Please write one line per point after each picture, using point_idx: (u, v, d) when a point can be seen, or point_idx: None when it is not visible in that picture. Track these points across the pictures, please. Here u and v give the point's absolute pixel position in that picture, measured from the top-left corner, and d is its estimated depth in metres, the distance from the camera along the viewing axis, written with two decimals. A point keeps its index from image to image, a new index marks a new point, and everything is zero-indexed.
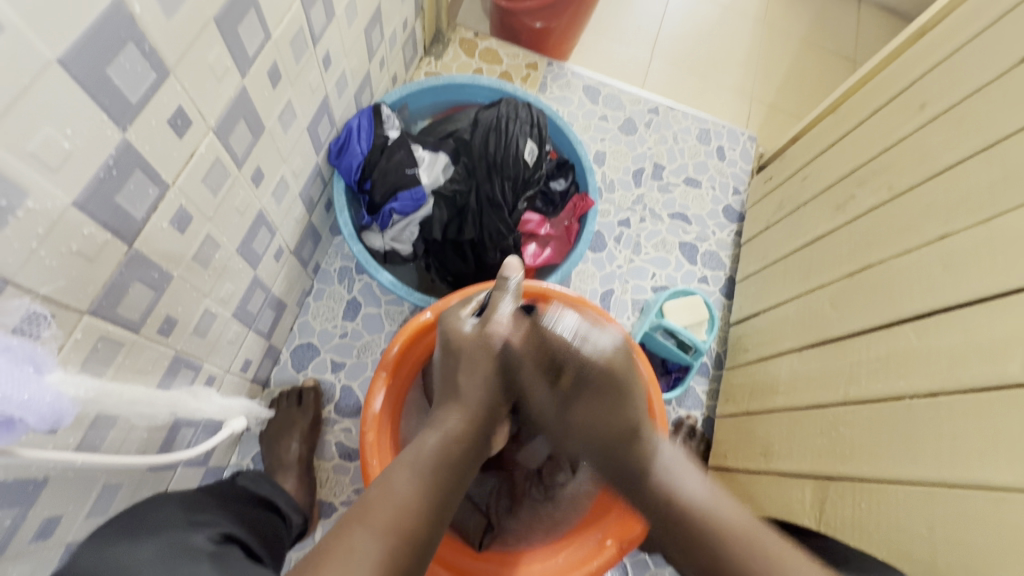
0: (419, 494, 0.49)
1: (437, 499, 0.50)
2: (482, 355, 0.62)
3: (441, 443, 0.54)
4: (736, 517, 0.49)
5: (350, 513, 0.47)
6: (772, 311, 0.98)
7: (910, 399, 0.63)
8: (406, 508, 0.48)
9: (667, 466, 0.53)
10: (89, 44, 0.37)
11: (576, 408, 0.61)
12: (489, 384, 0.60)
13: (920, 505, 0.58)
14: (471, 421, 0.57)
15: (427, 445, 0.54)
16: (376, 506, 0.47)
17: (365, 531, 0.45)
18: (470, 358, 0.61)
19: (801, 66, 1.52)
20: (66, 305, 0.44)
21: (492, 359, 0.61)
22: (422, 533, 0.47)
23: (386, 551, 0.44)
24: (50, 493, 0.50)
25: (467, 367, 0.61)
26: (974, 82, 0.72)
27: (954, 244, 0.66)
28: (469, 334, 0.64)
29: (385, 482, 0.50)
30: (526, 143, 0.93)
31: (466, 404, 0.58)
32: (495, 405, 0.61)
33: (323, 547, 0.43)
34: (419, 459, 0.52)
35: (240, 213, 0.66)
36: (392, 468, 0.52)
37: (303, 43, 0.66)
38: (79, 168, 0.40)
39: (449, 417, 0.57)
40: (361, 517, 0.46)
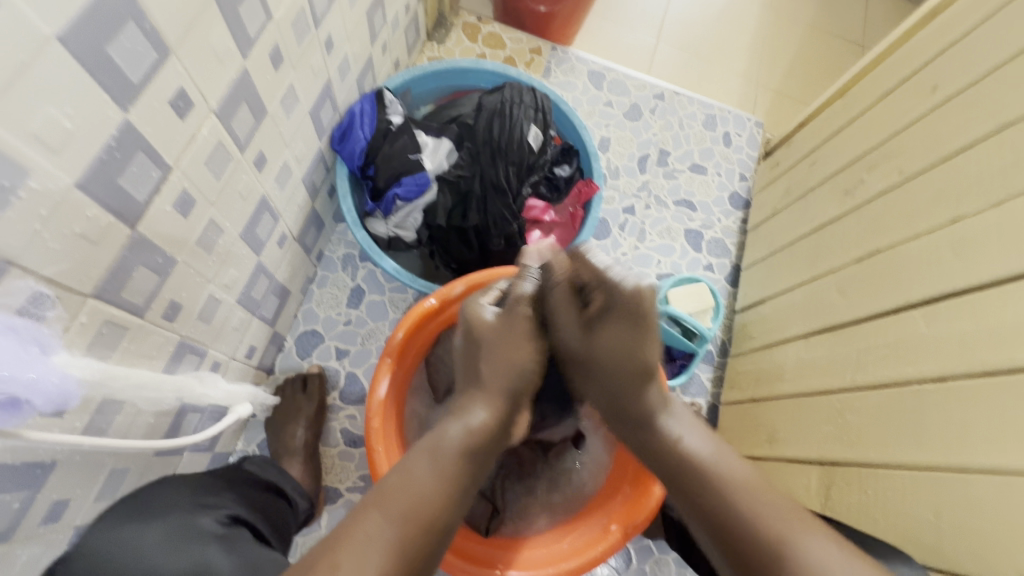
0: (439, 483, 0.50)
1: (457, 492, 0.51)
2: (512, 348, 0.62)
3: (463, 434, 0.54)
4: (737, 472, 0.54)
5: (370, 499, 0.48)
6: (779, 297, 0.97)
7: (918, 385, 0.63)
8: (425, 499, 0.49)
9: (674, 420, 0.60)
10: (88, 21, 0.37)
11: (598, 334, 0.64)
12: (509, 375, 0.60)
13: (927, 490, 0.58)
14: (496, 416, 0.58)
15: (448, 435, 0.54)
16: (394, 493, 0.49)
17: (383, 518, 0.46)
18: (494, 347, 0.62)
19: (809, 50, 1.50)
20: (71, 288, 0.44)
21: (514, 349, 0.62)
22: (440, 520, 0.48)
23: (401, 535, 0.46)
24: (59, 477, 0.50)
25: (490, 356, 0.62)
26: (988, 63, 0.71)
27: (964, 228, 0.65)
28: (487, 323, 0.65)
29: (404, 468, 0.51)
30: (530, 128, 0.92)
31: (490, 393, 0.59)
32: (517, 397, 0.61)
33: (343, 530, 0.45)
34: (439, 448, 0.53)
35: (243, 197, 0.66)
36: (412, 454, 0.53)
37: (305, 24, 0.65)
38: (79, 149, 0.40)
39: (473, 407, 0.58)
40: (382, 502, 0.48)
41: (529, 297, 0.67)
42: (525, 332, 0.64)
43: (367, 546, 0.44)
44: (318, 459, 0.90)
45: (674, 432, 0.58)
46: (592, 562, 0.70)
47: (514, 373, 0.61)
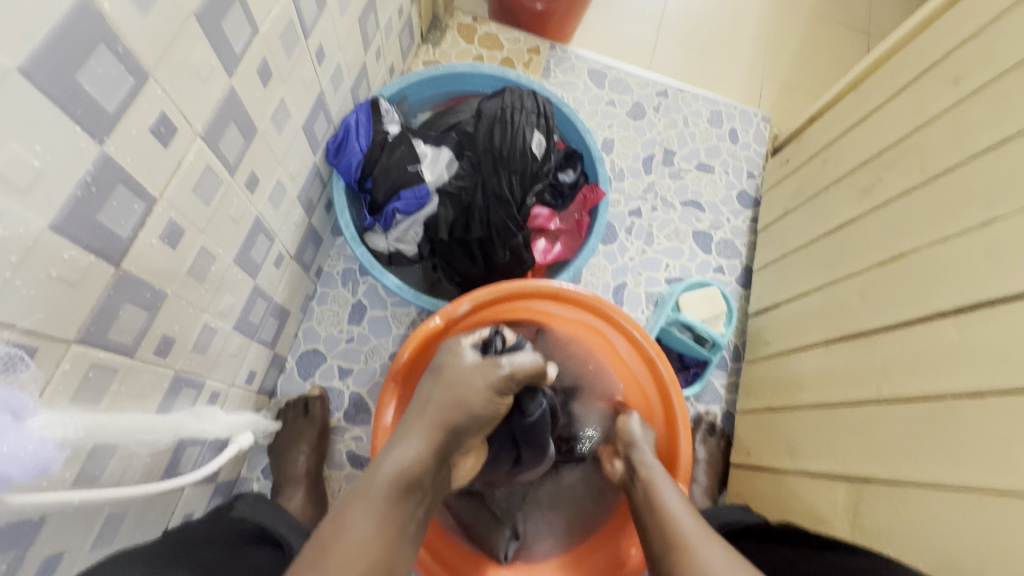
0: (380, 526, 0.47)
1: (397, 532, 0.48)
2: (466, 383, 0.60)
3: (397, 468, 0.52)
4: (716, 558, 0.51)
5: (310, 551, 0.45)
6: (795, 302, 0.94)
7: (952, 398, 0.60)
8: (367, 548, 0.45)
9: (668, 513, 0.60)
10: (53, 49, 0.33)
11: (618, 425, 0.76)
12: (457, 412, 0.58)
13: (967, 513, 0.55)
14: (433, 450, 0.55)
15: (381, 475, 0.51)
16: (333, 547, 0.45)
17: (326, 575, 0.42)
18: (451, 383, 0.60)
19: (813, 41, 1.46)
20: (50, 335, 0.40)
21: (473, 386, 0.60)
22: (385, 565, 0.46)
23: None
24: (50, 531, 0.47)
25: (442, 391, 0.60)
26: (1017, 53, 0.67)
27: (999, 229, 0.61)
28: (466, 364, 0.62)
29: (340, 518, 0.47)
30: (533, 134, 0.88)
31: (428, 430, 0.56)
32: (460, 434, 0.59)
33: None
34: (373, 489, 0.50)
35: (235, 221, 0.63)
36: (347, 498, 0.49)
37: (294, 36, 0.62)
38: (52, 187, 0.37)
39: (407, 442, 0.55)
40: (323, 558, 0.44)
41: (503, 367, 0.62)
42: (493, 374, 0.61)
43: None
44: (323, 485, 0.87)
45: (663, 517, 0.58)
46: None
47: (457, 410, 0.58)
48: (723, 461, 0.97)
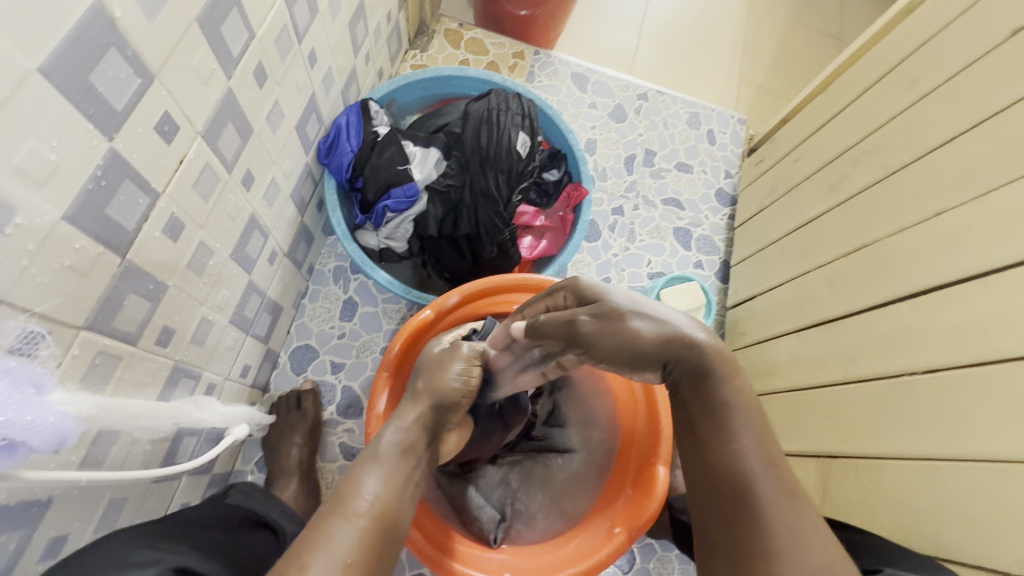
0: (388, 484, 0.50)
1: (404, 486, 0.51)
2: (443, 368, 0.64)
3: (398, 433, 0.55)
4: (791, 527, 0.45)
5: (325, 505, 0.47)
6: (769, 293, 0.98)
7: (910, 376, 0.64)
8: (377, 500, 0.48)
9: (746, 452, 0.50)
10: (70, 52, 0.36)
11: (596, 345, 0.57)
12: (440, 392, 0.62)
13: (923, 481, 0.59)
14: (421, 422, 0.58)
15: (383, 440, 0.54)
16: (348, 498, 0.47)
17: (340, 521, 0.45)
18: (435, 364, 0.65)
19: (787, 46, 1.52)
20: (62, 321, 0.43)
21: (456, 361, 0.65)
22: (396, 512, 0.48)
23: (363, 534, 0.45)
24: (56, 512, 0.49)
25: (427, 372, 0.64)
26: (966, 58, 0.72)
27: (949, 220, 0.66)
28: (436, 353, 0.68)
29: (351, 477, 0.50)
30: (518, 135, 0.91)
31: (421, 401, 0.60)
32: (448, 409, 0.62)
33: (301, 541, 0.43)
34: (379, 453, 0.53)
35: (232, 218, 0.65)
36: (356, 462, 0.52)
37: (288, 40, 0.65)
38: (66, 181, 0.39)
39: (404, 411, 0.59)
40: (336, 507, 0.46)
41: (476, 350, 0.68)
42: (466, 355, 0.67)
43: (330, 547, 0.42)
44: (316, 476, 0.89)
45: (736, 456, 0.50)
46: (599, 565, 0.70)
47: (442, 391, 0.62)
48: None
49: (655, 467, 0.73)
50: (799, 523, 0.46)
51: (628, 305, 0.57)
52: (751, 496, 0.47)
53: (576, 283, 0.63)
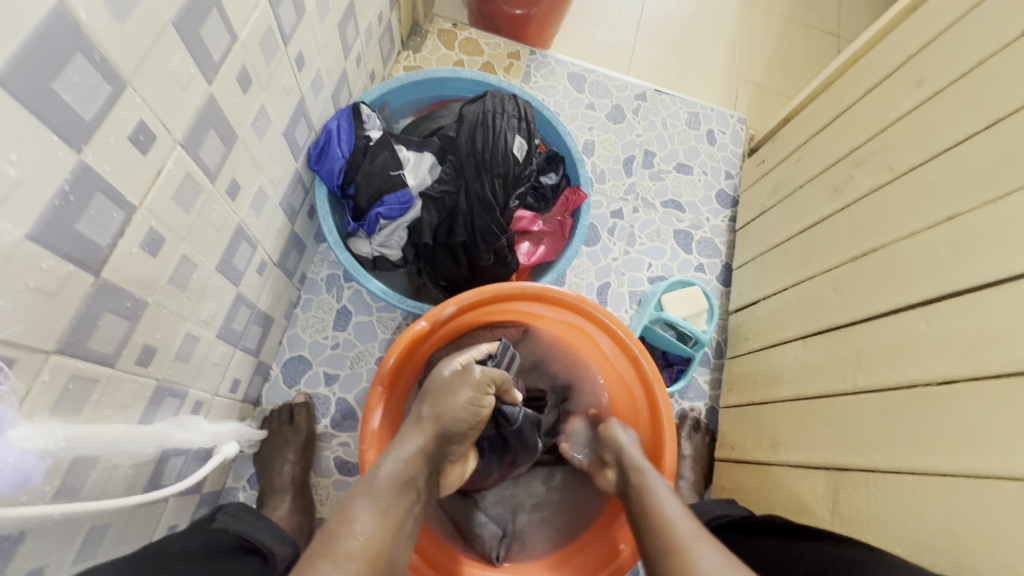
0: (382, 521, 0.46)
1: (399, 526, 0.48)
2: (450, 393, 0.61)
3: (396, 464, 0.52)
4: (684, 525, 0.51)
5: (315, 545, 0.43)
6: (773, 297, 0.96)
7: (924, 385, 0.62)
8: (373, 541, 0.44)
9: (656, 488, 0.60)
10: (28, 58, 0.33)
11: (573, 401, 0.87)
12: (446, 419, 0.59)
13: (939, 495, 0.57)
14: (418, 456, 0.54)
15: (381, 473, 0.51)
16: (339, 539, 0.43)
17: (329, 564, 0.41)
18: (443, 388, 0.62)
19: (786, 44, 1.50)
20: (28, 346, 0.40)
21: (468, 388, 0.62)
22: (388, 556, 0.45)
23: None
24: (31, 545, 0.47)
25: (434, 398, 0.61)
26: (977, 55, 0.70)
27: (961, 224, 0.64)
28: (445, 377, 0.64)
29: (345, 513, 0.46)
30: (515, 138, 0.88)
31: (425, 428, 0.57)
32: (451, 440, 0.59)
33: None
34: (375, 487, 0.49)
35: (217, 229, 0.62)
36: (351, 494, 0.49)
37: (273, 43, 0.62)
38: (30, 197, 0.36)
39: (407, 439, 0.56)
40: (327, 546, 0.43)
41: (482, 378, 0.65)
42: (475, 381, 0.64)
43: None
44: (309, 492, 0.87)
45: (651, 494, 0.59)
46: None
47: (449, 420, 0.59)
48: (708, 454, 0.99)
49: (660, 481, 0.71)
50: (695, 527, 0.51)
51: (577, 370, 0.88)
52: (674, 537, 0.50)
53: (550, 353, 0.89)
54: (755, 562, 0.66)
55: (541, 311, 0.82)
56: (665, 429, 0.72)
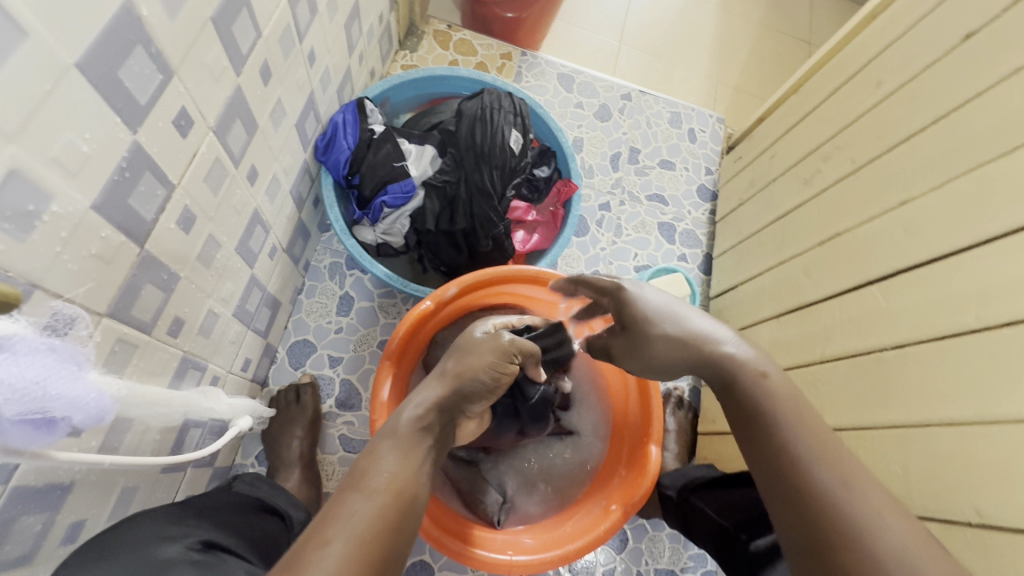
0: (404, 461, 0.52)
1: (420, 468, 0.53)
2: (475, 355, 0.65)
3: (417, 411, 0.57)
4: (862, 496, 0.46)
5: (348, 480, 0.49)
6: (750, 282, 1.04)
7: (880, 352, 0.70)
8: (396, 477, 0.50)
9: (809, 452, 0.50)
10: (102, 49, 0.38)
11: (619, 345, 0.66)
12: (466, 377, 0.62)
13: (893, 446, 0.65)
14: (434, 407, 0.59)
15: (403, 420, 0.56)
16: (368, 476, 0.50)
17: (359, 497, 0.47)
18: (466, 348, 0.67)
19: (761, 49, 1.59)
20: (89, 307, 0.44)
21: (495, 351, 0.66)
22: (412, 491, 0.50)
23: (382, 509, 0.47)
24: (76, 497, 0.51)
25: (457, 355, 0.66)
26: (925, 60, 0.78)
27: (912, 209, 0.72)
28: (475, 339, 0.68)
29: (373, 455, 0.52)
30: (511, 132, 0.94)
31: (446, 380, 0.62)
32: (473, 397, 0.63)
33: (324, 514, 0.45)
34: (397, 432, 0.55)
35: (238, 211, 0.67)
36: (378, 440, 0.54)
37: (291, 40, 0.67)
38: (96, 173, 0.41)
39: (427, 390, 0.61)
40: (356, 484, 0.48)
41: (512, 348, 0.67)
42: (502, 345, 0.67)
43: (351, 520, 0.45)
44: (317, 468, 0.91)
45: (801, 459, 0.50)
46: (598, 540, 0.73)
47: (469, 378, 0.62)
48: (691, 429, 1.06)
49: (648, 447, 0.77)
50: (879, 498, 0.46)
51: (662, 315, 0.62)
52: (843, 511, 0.45)
53: (616, 289, 0.67)
54: (716, 510, 0.76)
55: (536, 291, 0.87)
56: (653, 421, 0.77)
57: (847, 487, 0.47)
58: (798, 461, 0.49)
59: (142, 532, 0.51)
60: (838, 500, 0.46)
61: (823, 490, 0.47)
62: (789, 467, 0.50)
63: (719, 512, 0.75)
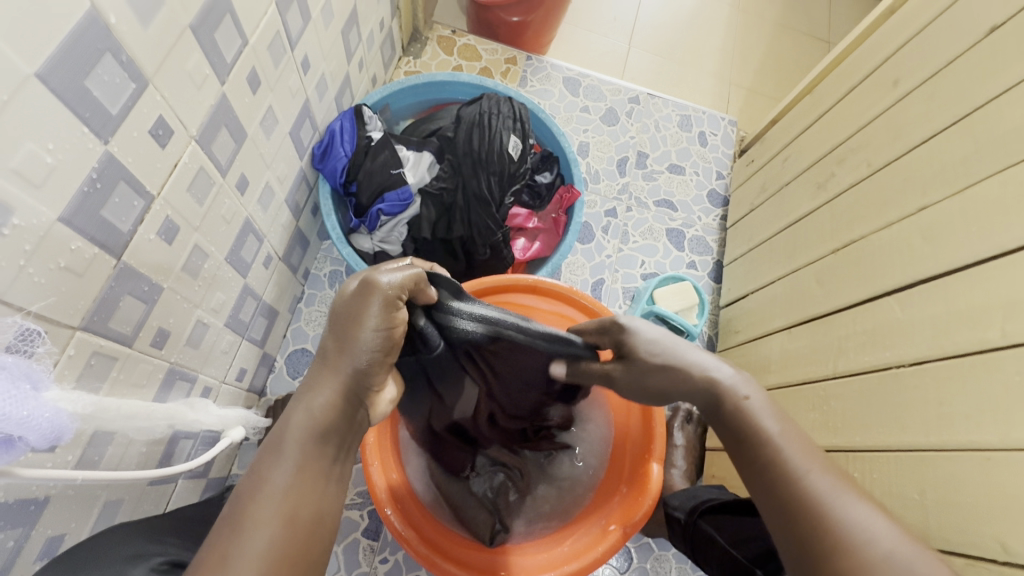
0: (301, 477, 0.42)
1: (320, 479, 0.43)
2: (357, 320, 0.47)
3: (307, 415, 0.44)
4: (854, 509, 0.43)
5: (228, 514, 0.39)
6: (761, 291, 0.99)
7: (896, 368, 0.65)
8: (290, 500, 0.40)
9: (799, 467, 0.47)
10: (67, 57, 0.37)
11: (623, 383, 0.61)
12: (354, 351, 0.47)
13: (910, 471, 0.60)
14: (335, 405, 0.45)
15: (291, 426, 0.44)
16: (252, 506, 0.39)
17: (244, 533, 0.38)
18: (346, 312, 0.48)
19: (777, 49, 1.54)
20: (58, 321, 0.43)
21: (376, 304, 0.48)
22: (315, 511, 0.41)
23: (277, 542, 0.38)
24: (52, 512, 0.50)
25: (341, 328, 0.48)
26: (946, 56, 0.74)
27: (931, 215, 0.68)
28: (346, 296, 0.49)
29: (257, 476, 0.41)
30: (510, 138, 0.92)
31: (341, 370, 0.46)
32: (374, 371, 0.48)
33: (197, 564, 0.37)
34: (286, 442, 0.43)
35: (227, 221, 0.66)
36: (262, 456, 0.43)
37: (281, 47, 0.66)
38: (63, 184, 0.40)
39: (318, 384, 0.46)
40: (239, 518, 0.39)
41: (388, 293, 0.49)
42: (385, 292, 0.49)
43: (231, 569, 0.36)
44: None
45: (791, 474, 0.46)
46: (592, 564, 0.71)
47: (354, 351, 0.47)
48: (700, 444, 1.02)
49: (649, 464, 0.74)
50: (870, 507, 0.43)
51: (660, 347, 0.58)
52: (835, 527, 0.42)
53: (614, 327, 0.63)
54: (727, 538, 0.72)
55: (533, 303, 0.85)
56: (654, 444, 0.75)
57: (835, 496, 0.44)
58: (785, 481, 0.46)
59: (119, 550, 0.50)
60: (828, 518, 0.43)
61: (817, 501, 0.44)
62: (777, 488, 0.46)
63: (734, 545, 0.70)
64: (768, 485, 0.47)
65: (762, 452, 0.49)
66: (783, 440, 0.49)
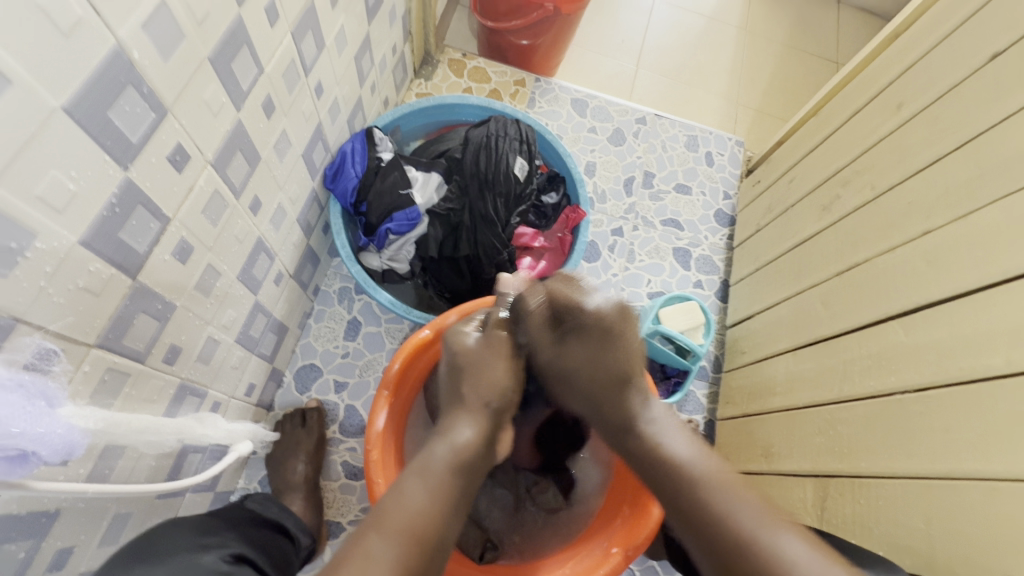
0: (432, 499, 0.53)
1: (445, 507, 0.53)
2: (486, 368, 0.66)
3: (447, 451, 0.57)
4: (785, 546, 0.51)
5: (371, 519, 0.51)
6: (767, 312, 0.99)
7: (902, 394, 0.65)
8: (416, 516, 0.51)
9: (722, 493, 0.56)
10: (93, 91, 0.40)
11: (569, 348, 0.68)
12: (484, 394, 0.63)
13: (917, 499, 0.59)
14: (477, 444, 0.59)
15: (434, 456, 0.57)
16: (387, 515, 0.51)
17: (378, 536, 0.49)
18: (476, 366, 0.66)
19: (784, 70, 1.55)
20: (74, 339, 0.45)
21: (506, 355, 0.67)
22: (436, 536, 0.51)
23: (398, 551, 0.48)
24: (62, 524, 0.51)
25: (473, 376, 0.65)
26: (948, 81, 0.74)
27: (935, 239, 0.67)
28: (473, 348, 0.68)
29: (398, 490, 0.54)
30: (516, 160, 0.95)
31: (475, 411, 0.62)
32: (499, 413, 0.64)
33: (345, 549, 0.48)
34: (430, 466, 0.56)
35: (240, 241, 0.68)
36: (404, 476, 0.56)
37: (296, 74, 0.69)
38: (83, 208, 0.42)
39: (458, 424, 0.61)
40: (378, 520, 0.51)
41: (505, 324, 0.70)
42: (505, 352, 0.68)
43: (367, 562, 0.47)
44: (319, 493, 0.91)
45: (718, 504, 0.55)
46: None
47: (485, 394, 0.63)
48: None
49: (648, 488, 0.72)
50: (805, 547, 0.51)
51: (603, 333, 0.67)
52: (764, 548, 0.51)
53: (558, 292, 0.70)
54: None
55: None
56: None
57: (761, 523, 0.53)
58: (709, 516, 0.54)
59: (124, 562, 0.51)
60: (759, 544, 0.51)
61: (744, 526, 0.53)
62: (710, 524, 0.54)
63: None
64: (697, 517, 0.55)
65: (674, 480, 0.58)
66: (695, 464, 0.59)
